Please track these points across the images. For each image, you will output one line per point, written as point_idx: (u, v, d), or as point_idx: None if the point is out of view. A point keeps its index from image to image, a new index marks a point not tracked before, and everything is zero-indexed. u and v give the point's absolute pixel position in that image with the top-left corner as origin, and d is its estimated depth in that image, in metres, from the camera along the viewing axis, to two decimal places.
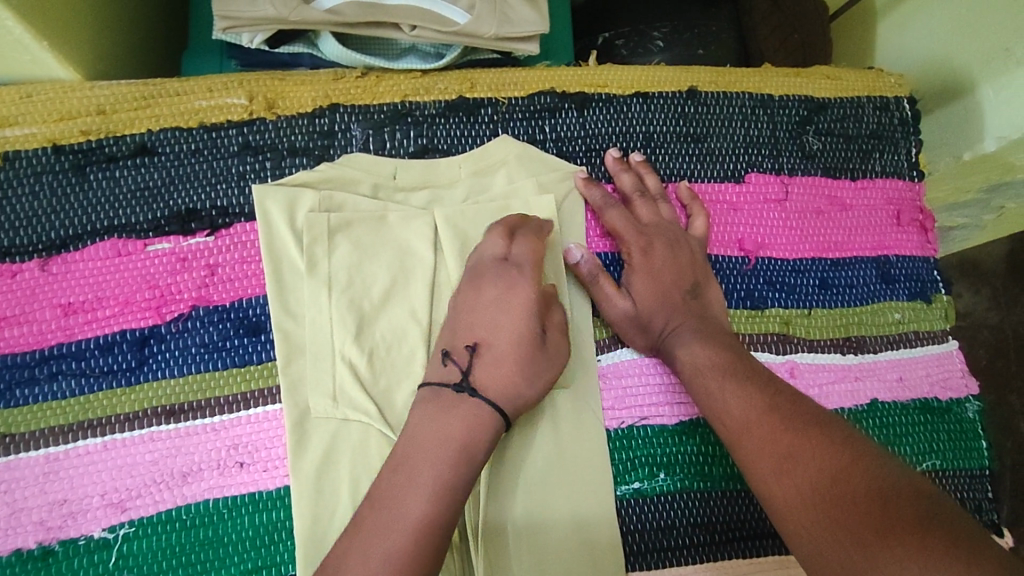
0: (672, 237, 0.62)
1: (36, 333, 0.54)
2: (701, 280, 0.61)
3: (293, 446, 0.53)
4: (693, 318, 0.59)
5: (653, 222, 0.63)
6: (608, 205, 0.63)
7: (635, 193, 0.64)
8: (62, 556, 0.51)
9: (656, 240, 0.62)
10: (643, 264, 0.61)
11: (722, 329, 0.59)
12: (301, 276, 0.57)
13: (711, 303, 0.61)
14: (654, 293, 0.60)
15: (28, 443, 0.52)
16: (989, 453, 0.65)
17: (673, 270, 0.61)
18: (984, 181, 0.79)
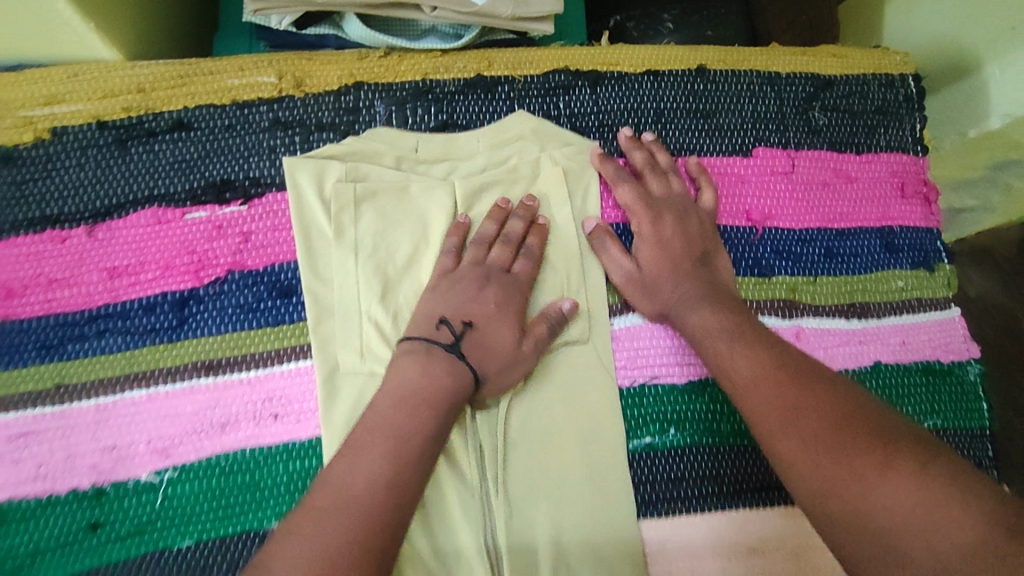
0: (684, 210, 0.65)
1: (85, 294, 0.58)
2: (710, 249, 0.64)
3: (324, 399, 0.58)
4: (702, 284, 0.61)
5: (664, 195, 0.65)
6: (620, 180, 0.65)
7: (644, 169, 0.67)
8: (113, 497, 0.55)
9: (666, 212, 0.64)
10: (652, 234, 0.64)
11: (732, 296, 0.61)
12: (329, 242, 0.61)
13: (719, 269, 0.63)
14: (665, 262, 0.63)
15: (79, 394, 0.56)
16: (990, 414, 0.68)
17: (683, 239, 0.64)
18: (989, 158, 0.81)
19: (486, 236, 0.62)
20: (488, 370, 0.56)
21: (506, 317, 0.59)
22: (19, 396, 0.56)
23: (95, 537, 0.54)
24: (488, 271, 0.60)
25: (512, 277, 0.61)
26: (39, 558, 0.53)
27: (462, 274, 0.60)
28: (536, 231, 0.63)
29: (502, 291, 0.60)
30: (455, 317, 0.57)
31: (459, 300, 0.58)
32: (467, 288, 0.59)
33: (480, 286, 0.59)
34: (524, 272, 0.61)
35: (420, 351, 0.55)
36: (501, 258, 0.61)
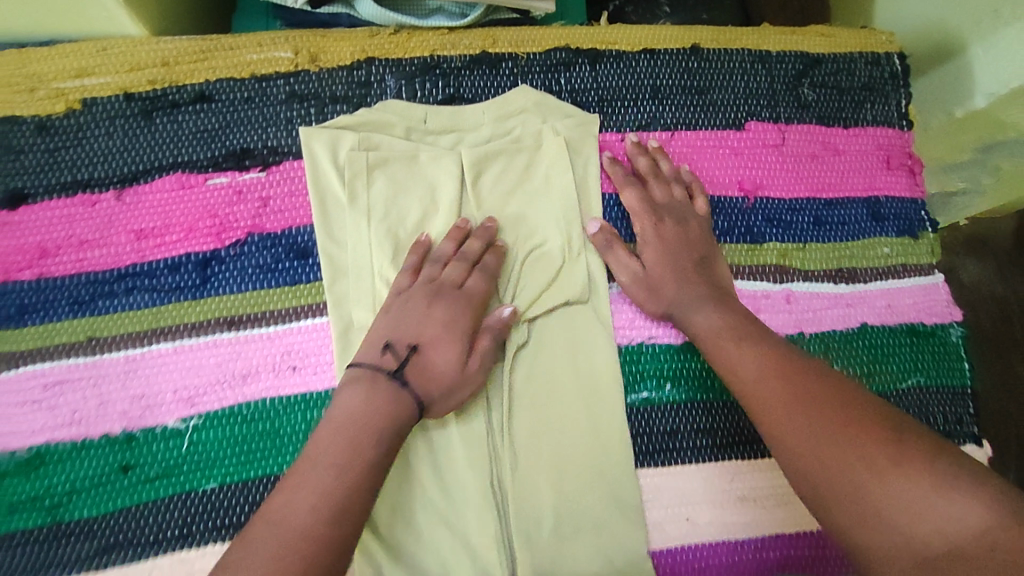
0: (689, 215, 0.68)
1: (114, 254, 0.62)
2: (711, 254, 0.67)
3: (339, 353, 0.61)
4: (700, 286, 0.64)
5: (668, 200, 0.68)
6: (629, 185, 0.68)
7: (649, 174, 0.69)
8: (142, 442, 0.59)
9: (668, 217, 0.67)
10: (655, 237, 0.67)
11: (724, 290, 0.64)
12: (343, 207, 0.64)
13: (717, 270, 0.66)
14: (670, 263, 0.65)
15: (110, 345, 0.60)
16: (972, 374, 0.71)
17: (684, 243, 0.66)
18: (977, 140, 0.84)
19: (443, 255, 0.63)
20: (434, 391, 0.57)
21: (451, 336, 0.59)
22: (53, 347, 0.60)
23: (126, 478, 0.58)
24: (439, 289, 0.61)
25: (463, 292, 0.61)
26: (75, 497, 0.57)
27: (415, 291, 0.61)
28: (494, 249, 0.64)
29: (448, 307, 0.60)
30: (400, 342, 0.58)
31: (407, 322, 0.59)
32: (415, 307, 0.60)
33: (428, 303, 0.60)
34: (477, 285, 0.62)
35: (365, 375, 0.56)
36: (452, 274, 0.62)
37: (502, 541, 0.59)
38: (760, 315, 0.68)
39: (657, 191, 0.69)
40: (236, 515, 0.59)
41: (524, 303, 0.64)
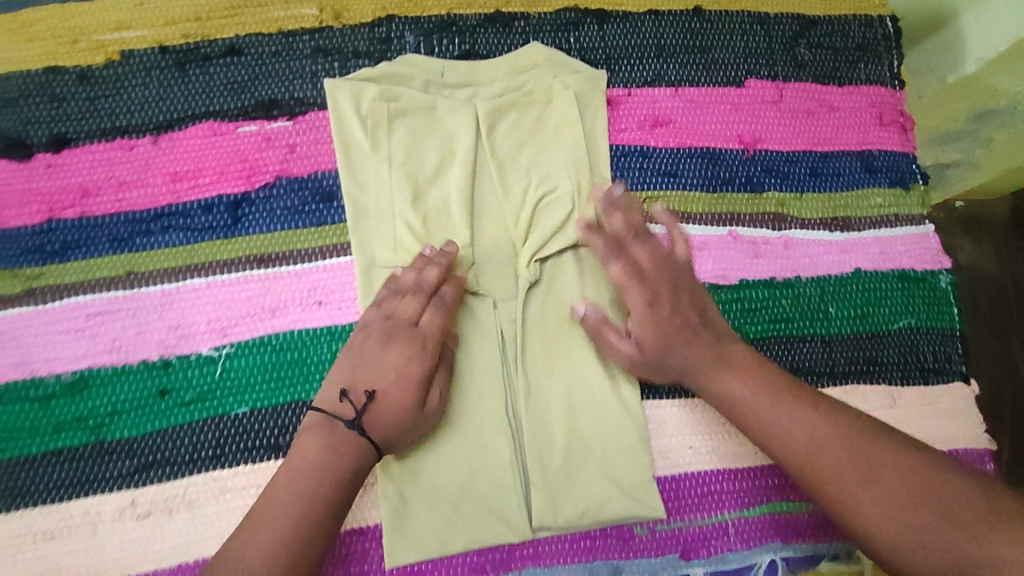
0: (681, 281, 0.62)
1: (151, 195, 0.66)
2: (708, 307, 0.63)
3: (363, 290, 0.65)
4: (690, 347, 0.61)
5: (653, 267, 0.62)
6: (609, 258, 0.63)
7: (626, 238, 0.63)
8: (179, 368, 0.63)
9: (661, 288, 0.61)
10: (647, 308, 0.61)
11: (716, 334, 0.62)
12: (365, 154, 0.68)
13: (713, 322, 0.62)
14: (660, 333, 0.61)
15: (148, 280, 0.64)
16: (961, 318, 0.75)
17: (681, 311, 0.61)
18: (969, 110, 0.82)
19: (403, 285, 0.63)
20: (388, 437, 0.58)
21: (406, 383, 0.59)
22: (94, 281, 0.63)
23: (164, 401, 0.62)
24: (395, 326, 0.61)
25: (419, 333, 0.61)
26: (116, 418, 0.62)
27: (372, 327, 0.61)
28: (450, 282, 0.64)
29: (404, 352, 0.60)
30: (358, 387, 0.59)
31: (364, 364, 0.60)
32: (371, 350, 0.60)
33: (383, 347, 0.60)
34: (431, 324, 0.62)
35: (325, 424, 0.57)
36: (409, 312, 0.61)
37: (516, 462, 0.64)
38: (759, 261, 0.72)
39: (637, 256, 0.62)
40: (266, 439, 0.63)
41: (537, 245, 0.67)
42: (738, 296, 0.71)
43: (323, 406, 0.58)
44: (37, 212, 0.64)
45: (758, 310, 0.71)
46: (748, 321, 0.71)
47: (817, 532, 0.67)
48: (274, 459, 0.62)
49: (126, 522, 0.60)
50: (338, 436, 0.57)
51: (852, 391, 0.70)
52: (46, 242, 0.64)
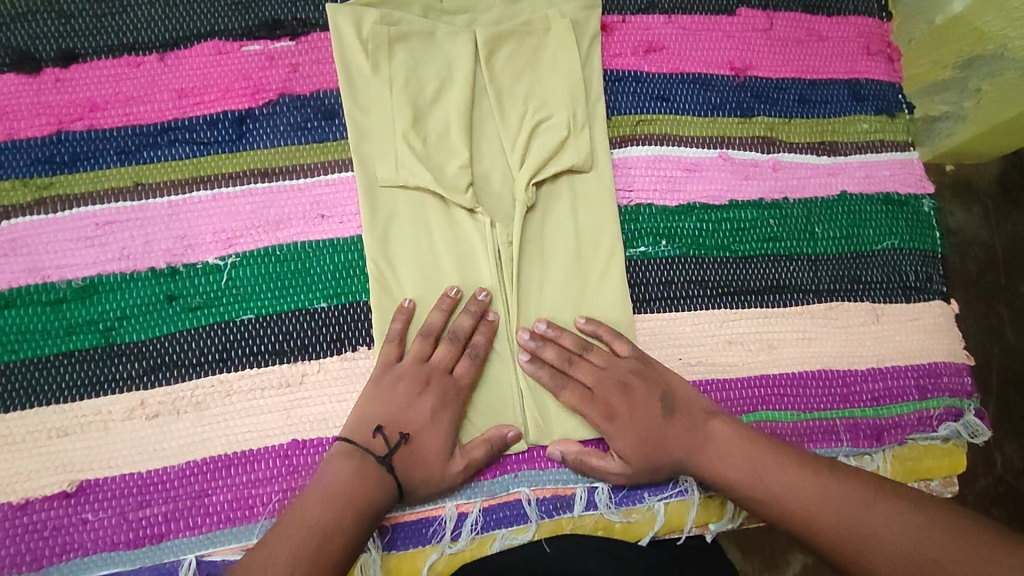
0: (637, 376, 0.64)
1: (158, 110, 0.68)
2: (672, 390, 0.65)
3: (366, 205, 0.67)
4: (668, 438, 0.63)
5: (598, 379, 0.64)
6: (561, 385, 0.65)
7: (569, 360, 0.65)
8: (186, 276, 0.65)
9: (637, 393, 0.64)
10: (623, 420, 0.63)
11: (690, 415, 0.63)
12: (367, 76, 0.69)
13: (685, 403, 0.64)
14: (629, 437, 0.63)
15: (156, 191, 0.66)
16: (942, 240, 0.78)
17: (654, 407, 0.63)
18: (959, 53, 0.77)
19: (432, 327, 0.64)
20: (412, 479, 0.60)
21: (438, 432, 0.61)
22: (103, 191, 0.66)
23: (172, 307, 0.64)
24: (432, 374, 0.63)
25: (454, 381, 0.63)
26: (126, 322, 0.64)
27: (405, 368, 0.63)
28: (484, 326, 0.65)
29: (437, 398, 0.62)
30: (393, 428, 0.61)
31: (396, 406, 0.61)
32: (406, 392, 0.62)
33: (419, 392, 0.62)
34: (466, 374, 0.64)
35: (357, 454, 0.59)
36: (445, 360, 0.63)
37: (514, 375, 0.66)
38: (750, 182, 0.75)
39: (583, 377, 0.65)
40: (271, 345, 0.64)
41: (534, 169, 0.69)
42: (727, 216, 0.73)
43: (357, 439, 0.60)
44: (46, 125, 0.66)
45: (746, 230, 0.73)
46: (736, 241, 0.73)
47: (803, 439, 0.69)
48: (278, 364, 0.64)
49: (136, 421, 0.62)
50: (367, 469, 0.58)
51: (836, 307, 0.73)
52: (56, 153, 0.66)
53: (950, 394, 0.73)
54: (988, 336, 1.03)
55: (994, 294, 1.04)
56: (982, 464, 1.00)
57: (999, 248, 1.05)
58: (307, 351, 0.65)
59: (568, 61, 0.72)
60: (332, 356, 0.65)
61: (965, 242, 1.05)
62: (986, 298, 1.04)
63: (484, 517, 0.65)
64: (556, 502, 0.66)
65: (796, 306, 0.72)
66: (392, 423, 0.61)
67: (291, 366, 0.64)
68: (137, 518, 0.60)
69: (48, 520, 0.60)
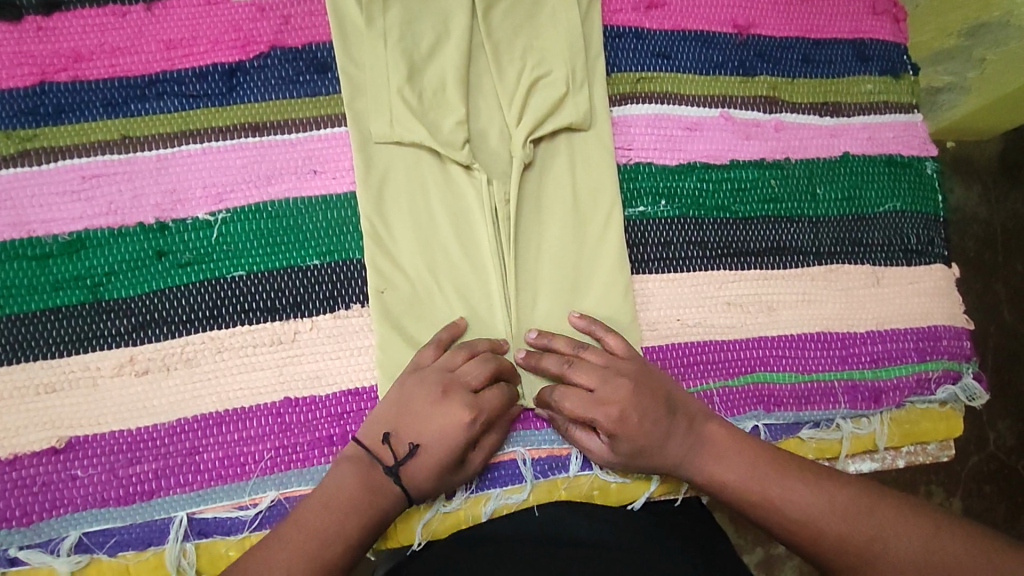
0: (637, 375, 0.60)
1: (145, 62, 0.66)
2: (673, 392, 0.62)
3: (359, 161, 0.65)
4: (668, 441, 0.60)
5: (601, 379, 0.60)
6: (561, 393, 0.61)
7: (568, 365, 0.61)
8: (175, 232, 0.64)
9: (643, 394, 0.60)
10: (625, 422, 0.59)
11: (689, 419, 0.61)
12: (361, 30, 0.67)
13: (684, 406, 0.62)
14: (634, 438, 0.59)
15: (144, 145, 0.64)
16: (944, 204, 0.77)
17: (656, 407, 0.59)
18: (963, 22, 0.76)
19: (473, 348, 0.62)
20: (420, 491, 0.58)
21: (446, 449, 0.57)
22: (89, 144, 0.64)
23: (161, 263, 0.63)
24: (451, 386, 0.59)
25: (474, 402, 0.58)
26: (114, 278, 0.62)
27: (426, 374, 0.60)
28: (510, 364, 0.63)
29: (452, 412, 0.58)
30: (404, 438, 0.58)
31: (410, 416, 0.58)
32: (420, 402, 0.58)
33: (434, 401, 0.58)
34: (490, 399, 0.60)
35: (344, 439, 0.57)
36: (471, 377, 0.60)
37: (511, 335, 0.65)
38: (751, 142, 0.73)
39: (584, 380, 0.60)
40: (263, 303, 0.63)
41: (532, 127, 0.67)
42: (728, 176, 0.72)
43: (368, 444, 0.58)
44: (29, 75, 0.64)
45: (747, 190, 0.72)
46: (736, 202, 0.72)
47: (800, 403, 0.68)
48: (270, 321, 0.63)
49: (125, 377, 0.61)
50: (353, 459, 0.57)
51: (837, 270, 0.72)
52: (40, 104, 0.64)
53: (949, 357, 0.72)
54: (985, 310, 1.03)
55: (993, 266, 1.03)
56: (975, 442, 1.00)
57: (1001, 222, 1.04)
58: (300, 309, 0.64)
59: (569, 14, 0.70)
60: (325, 313, 0.64)
61: (964, 220, 1.03)
62: (983, 272, 1.03)
63: (479, 477, 0.64)
64: (551, 463, 0.65)
65: (795, 268, 0.71)
66: (400, 429, 0.58)
67: (284, 323, 0.63)
68: (127, 474, 0.60)
69: (37, 475, 0.59)
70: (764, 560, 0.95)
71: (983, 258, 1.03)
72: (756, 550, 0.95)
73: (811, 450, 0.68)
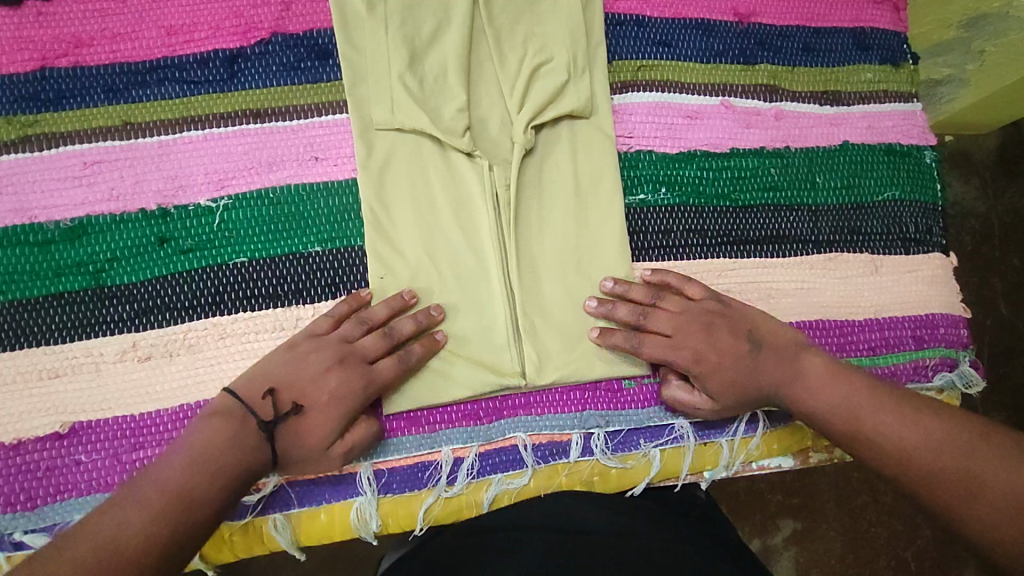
0: (715, 316, 0.63)
1: (146, 47, 0.66)
2: (756, 326, 0.63)
3: (361, 148, 0.65)
4: (760, 373, 0.62)
5: (677, 324, 0.63)
6: (639, 342, 0.63)
7: (643, 314, 0.64)
8: (177, 218, 0.64)
9: (722, 331, 0.62)
10: (709, 361, 0.62)
11: (776, 350, 0.62)
12: (362, 16, 0.67)
13: (770, 339, 0.63)
14: (719, 377, 0.62)
15: (146, 132, 0.64)
16: (943, 193, 0.77)
17: (737, 342, 0.62)
18: (964, 13, 0.76)
19: (374, 319, 0.61)
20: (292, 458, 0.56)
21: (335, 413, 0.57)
22: (90, 130, 0.64)
23: (163, 249, 0.63)
24: (349, 352, 0.59)
25: (371, 371, 0.59)
26: (116, 264, 0.63)
27: (326, 339, 0.60)
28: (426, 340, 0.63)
29: (346, 380, 0.58)
30: (286, 395, 0.57)
31: (298, 373, 0.58)
32: (315, 363, 0.58)
33: (326, 367, 0.58)
34: (386, 371, 0.60)
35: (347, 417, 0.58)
36: (369, 349, 0.60)
37: (511, 323, 0.65)
38: (750, 130, 0.73)
39: (661, 327, 0.63)
40: (265, 289, 0.64)
41: (533, 113, 0.67)
42: (729, 164, 0.72)
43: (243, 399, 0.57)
44: (29, 60, 0.64)
45: (747, 178, 0.73)
46: (736, 190, 0.72)
47: None
48: (272, 307, 0.63)
49: (128, 363, 0.61)
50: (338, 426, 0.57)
51: (836, 258, 0.72)
52: (40, 90, 0.64)
53: (947, 345, 0.73)
54: (983, 301, 1.03)
55: (990, 258, 1.04)
56: None
57: (999, 214, 1.04)
58: (302, 295, 0.64)
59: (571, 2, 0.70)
60: (327, 300, 0.64)
61: (962, 213, 1.04)
62: (980, 263, 1.04)
63: (480, 462, 0.65)
64: (552, 448, 0.66)
65: (794, 256, 0.72)
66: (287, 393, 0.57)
67: (286, 309, 0.64)
68: (130, 460, 0.60)
69: (42, 460, 0.59)
70: (762, 551, 0.96)
71: (979, 250, 1.04)
72: (755, 541, 0.96)
73: (810, 437, 0.70)
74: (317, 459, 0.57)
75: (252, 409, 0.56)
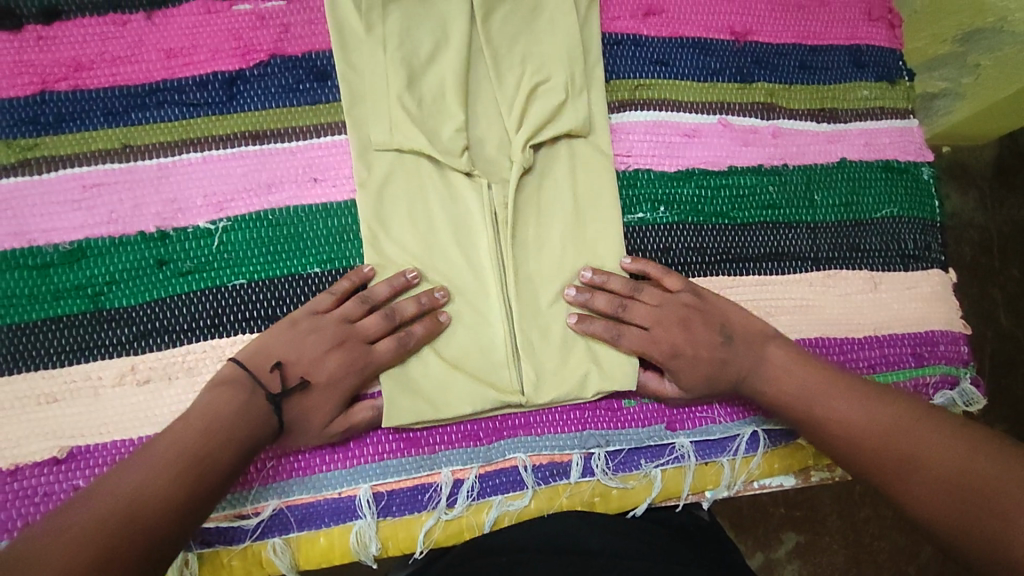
0: (691, 311, 0.64)
1: (145, 70, 0.66)
2: (728, 319, 0.65)
3: (359, 168, 0.66)
4: (729, 364, 0.63)
5: (654, 319, 0.64)
6: (616, 334, 0.64)
7: (620, 306, 0.65)
8: (176, 240, 0.64)
9: (697, 324, 0.64)
10: (682, 355, 0.64)
11: (747, 342, 0.64)
12: (360, 37, 0.67)
13: (740, 330, 0.65)
14: (692, 372, 0.64)
15: (145, 154, 0.65)
16: (941, 210, 0.77)
17: (710, 333, 0.64)
18: (958, 29, 0.77)
19: (375, 299, 0.62)
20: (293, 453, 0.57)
21: (335, 393, 0.59)
22: (89, 153, 0.64)
23: (162, 272, 0.63)
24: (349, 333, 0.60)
25: (369, 352, 0.61)
26: (115, 287, 0.62)
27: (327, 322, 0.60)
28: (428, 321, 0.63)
29: (345, 360, 0.60)
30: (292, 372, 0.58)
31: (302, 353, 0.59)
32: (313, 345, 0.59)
33: (327, 350, 0.59)
34: (385, 354, 0.61)
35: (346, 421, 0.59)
36: (370, 332, 0.61)
37: (509, 343, 0.65)
38: (748, 148, 0.74)
39: (638, 320, 0.64)
40: (264, 310, 0.63)
41: (530, 132, 0.68)
42: (727, 183, 0.73)
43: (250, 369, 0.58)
44: (29, 84, 0.64)
45: (746, 196, 0.73)
46: (735, 208, 0.72)
47: None
48: None
49: (126, 386, 0.61)
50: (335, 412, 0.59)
51: (835, 276, 0.73)
52: (40, 113, 0.64)
53: (946, 362, 0.73)
54: (983, 313, 1.03)
55: (990, 270, 1.04)
56: None
57: (998, 226, 1.05)
58: None
59: (569, 21, 0.70)
60: None
61: (961, 225, 1.04)
62: (980, 276, 1.04)
63: (480, 484, 0.64)
64: (552, 469, 0.65)
65: (794, 275, 0.72)
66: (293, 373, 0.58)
67: None
68: None
69: (39, 486, 0.59)
70: (764, 566, 0.96)
71: (979, 263, 1.04)
72: (757, 556, 0.95)
73: (812, 455, 0.69)
74: (315, 438, 0.60)
75: (260, 380, 0.57)
